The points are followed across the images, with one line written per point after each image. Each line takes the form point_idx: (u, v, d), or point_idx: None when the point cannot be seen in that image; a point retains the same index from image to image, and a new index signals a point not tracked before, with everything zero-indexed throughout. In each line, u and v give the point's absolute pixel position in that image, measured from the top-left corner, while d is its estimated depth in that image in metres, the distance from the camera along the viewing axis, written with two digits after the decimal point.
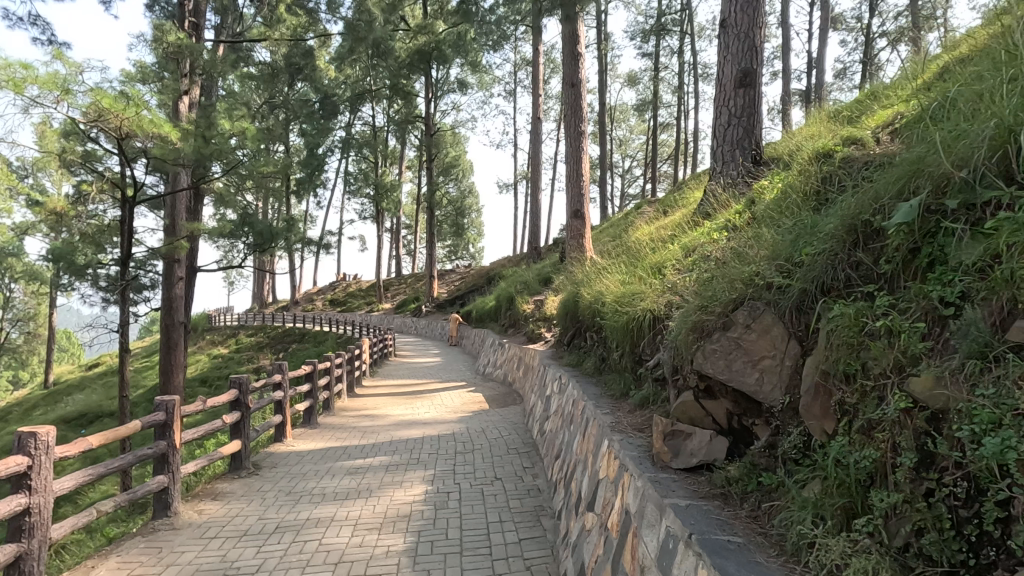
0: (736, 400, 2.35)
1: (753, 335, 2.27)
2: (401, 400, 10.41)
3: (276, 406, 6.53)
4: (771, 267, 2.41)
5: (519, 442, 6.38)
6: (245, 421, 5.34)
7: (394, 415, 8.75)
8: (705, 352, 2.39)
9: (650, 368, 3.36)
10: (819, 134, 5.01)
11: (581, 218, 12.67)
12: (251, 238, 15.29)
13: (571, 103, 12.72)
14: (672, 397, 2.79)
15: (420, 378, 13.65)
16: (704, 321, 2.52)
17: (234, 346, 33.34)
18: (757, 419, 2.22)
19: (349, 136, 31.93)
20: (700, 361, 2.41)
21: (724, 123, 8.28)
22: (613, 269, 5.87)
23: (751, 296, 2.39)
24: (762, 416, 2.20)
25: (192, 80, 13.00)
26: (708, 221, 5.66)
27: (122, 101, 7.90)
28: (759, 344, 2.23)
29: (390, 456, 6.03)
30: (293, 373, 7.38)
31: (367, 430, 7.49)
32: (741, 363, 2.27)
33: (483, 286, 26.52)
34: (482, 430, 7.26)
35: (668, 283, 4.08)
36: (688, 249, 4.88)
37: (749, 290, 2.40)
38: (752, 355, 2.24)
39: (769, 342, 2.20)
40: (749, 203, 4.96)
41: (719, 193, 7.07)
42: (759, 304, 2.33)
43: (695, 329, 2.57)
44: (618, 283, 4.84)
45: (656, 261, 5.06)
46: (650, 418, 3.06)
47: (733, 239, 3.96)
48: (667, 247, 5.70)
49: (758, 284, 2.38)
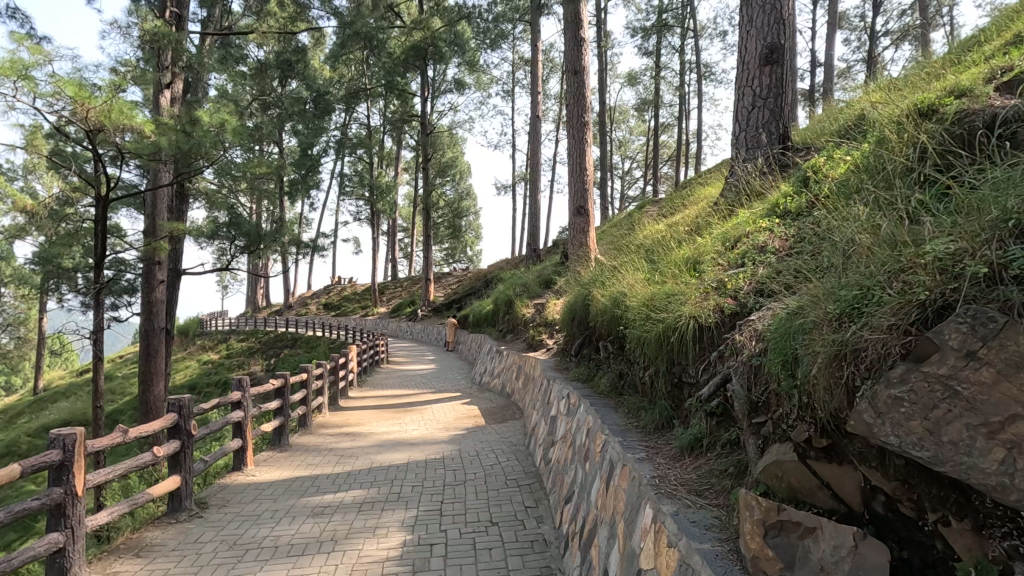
0: (896, 477, 1.51)
1: (985, 375, 1.37)
2: (389, 415, 9.42)
3: (235, 427, 5.57)
4: (990, 249, 1.54)
5: (518, 471, 5.44)
6: (185, 452, 4.40)
7: (379, 433, 7.76)
8: (877, 399, 1.50)
9: (705, 398, 2.46)
10: (882, 101, 4.13)
11: (584, 216, 11.74)
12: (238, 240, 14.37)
13: (573, 93, 11.84)
14: (757, 453, 1.97)
15: (413, 387, 12.73)
16: (866, 343, 1.61)
17: (225, 351, 32.30)
18: (949, 514, 1.39)
19: (343, 136, 31.03)
20: (865, 419, 1.51)
21: (747, 106, 7.41)
22: (630, 266, 4.94)
23: (962, 300, 1.51)
24: (966, 515, 1.36)
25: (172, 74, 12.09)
26: (740, 211, 4.78)
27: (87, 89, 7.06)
28: (996, 392, 1.34)
29: (366, 490, 5.07)
30: (259, 388, 6.40)
31: (345, 453, 6.52)
32: (960, 427, 1.37)
33: (480, 290, 25.60)
34: (478, 452, 6.30)
35: (712, 283, 3.20)
36: (723, 241, 4.00)
37: (955, 289, 1.53)
38: (981, 415, 1.36)
39: (1022, 388, 1.31)
40: (799, 186, 4.08)
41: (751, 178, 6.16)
42: (984, 320, 1.42)
43: (838, 354, 1.68)
44: (642, 281, 3.91)
45: (682, 256, 4.17)
46: (708, 470, 2.23)
47: (805, 227, 3.08)
48: (692, 241, 4.79)
49: (978, 276, 1.51)
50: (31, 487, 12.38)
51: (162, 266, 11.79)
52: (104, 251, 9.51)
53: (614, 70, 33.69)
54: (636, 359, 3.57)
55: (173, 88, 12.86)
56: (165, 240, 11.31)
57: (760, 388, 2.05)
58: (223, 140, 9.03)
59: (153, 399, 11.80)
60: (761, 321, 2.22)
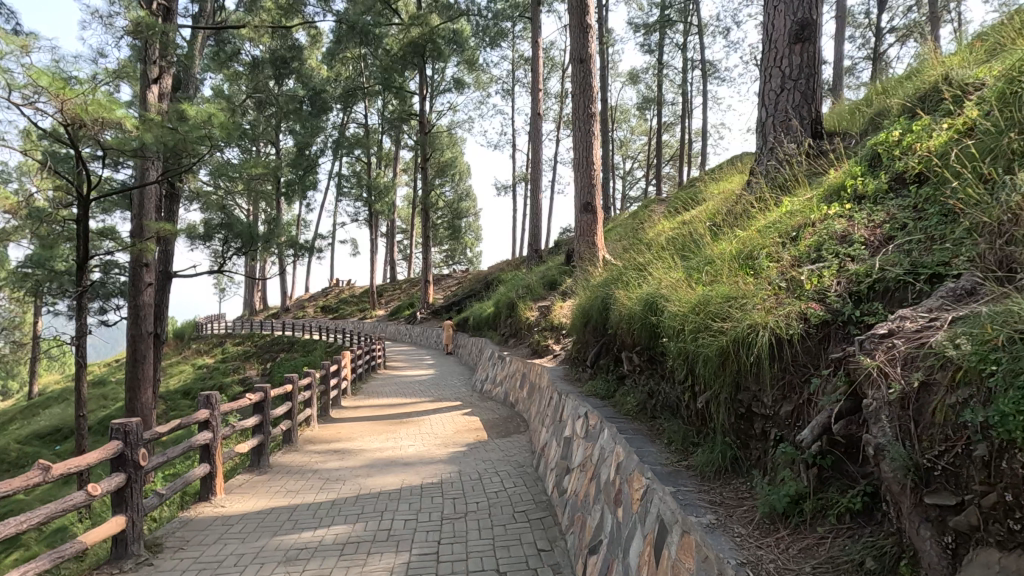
0: None
1: None
2: (382, 428, 8.67)
3: (202, 450, 4.85)
4: None
5: (527, 501, 4.72)
6: (132, 487, 3.70)
7: (370, 451, 7.01)
8: None
9: (812, 447, 1.74)
10: (973, 63, 3.41)
11: (591, 213, 11.01)
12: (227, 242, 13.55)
13: (580, 82, 11.23)
14: (951, 561, 1.25)
15: (411, 395, 12.04)
16: None
17: (221, 355, 31.53)
18: None
19: (340, 136, 30.30)
20: None
21: (775, 89, 6.72)
22: (659, 263, 4.25)
23: None
24: None
25: (157, 65, 11.32)
26: (784, 199, 4.06)
27: (61, 79, 6.49)
28: None
29: (350, 525, 4.35)
30: (235, 403, 5.67)
31: (331, 475, 5.78)
32: None
33: (479, 291, 24.91)
34: (482, 475, 5.57)
35: (780, 282, 2.52)
36: (773, 230, 3.31)
37: None
38: None
39: None
40: (867, 167, 3.38)
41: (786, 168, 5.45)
42: None
43: None
44: (682, 281, 3.22)
45: (725, 251, 3.46)
46: (837, 557, 1.53)
47: (916, 213, 2.40)
48: (732, 233, 4.08)
49: None
50: (20, 497, 11.80)
51: (150, 268, 11.14)
52: (87, 251, 9.20)
53: (616, 68, 33.10)
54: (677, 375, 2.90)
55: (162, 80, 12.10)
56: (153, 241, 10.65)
57: (950, 450, 1.34)
58: (202, 123, 8.06)
59: (141, 407, 11.08)
60: (934, 343, 1.51)
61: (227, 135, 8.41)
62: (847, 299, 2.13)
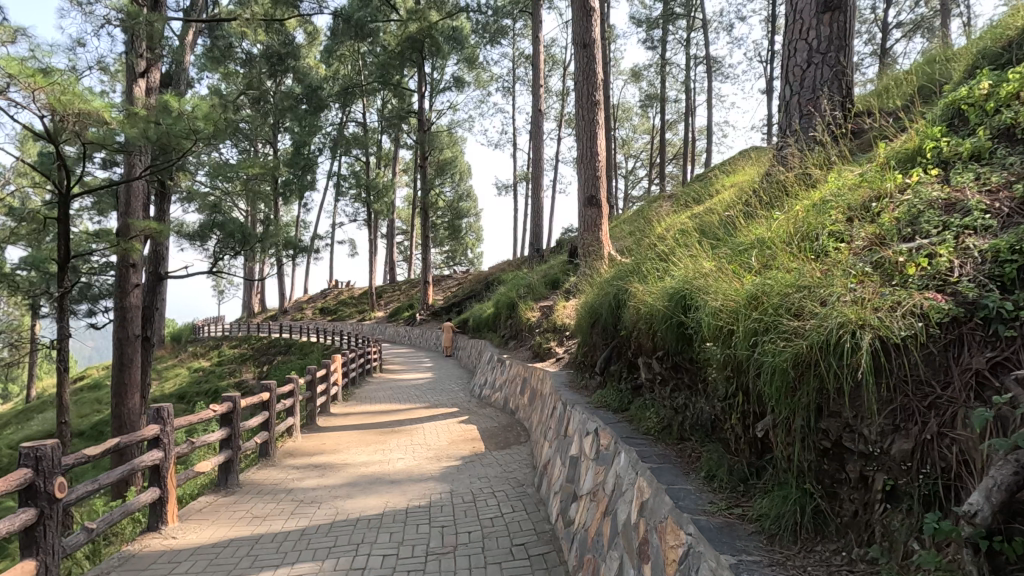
0: None
1: None
2: (372, 438, 8.00)
3: (150, 472, 4.18)
4: None
5: (527, 530, 4.06)
6: (46, 524, 3.05)
7: (355, 466, 6.33)
8: None
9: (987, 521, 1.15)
10: None
11: (595, 207, 10.34)
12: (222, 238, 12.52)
13: (584, 68, 10.53)
14: None
15: (406, 400, 11.37)
16: None
17: (216, 358, 30.89)
18: None
19: (339, 135, 29.70)
20: None
21: (801, 64, 6.04)
22: (682, 253, 3.62)
23: None
24: None
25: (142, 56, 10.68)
26: (829, 173, 3.46)
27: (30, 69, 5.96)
28: None
29: (317, 563, 3.67)
30: (198, 414, 5.00)
31: (306, 496, 5.10)
32: None
33: (480, 292, 24.26)
34: (477, 497, 4.90)
35: (865, 265, 1.90)
36: (828, 203, 2.69)
37: None
38: None
39: None
40: (946, 128, 2.77)
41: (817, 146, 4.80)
42: None
43: None
44: (721, 272, 2.59)
45: (769, 233, 2.84)
46: None
47: None
48: (771, 214, 3.46)
49: None
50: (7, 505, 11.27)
51: (136, 269, 10.50)
52: (68, 250, 8.61)
53: (618, 65, 32.32)
54: (718, 388, 2.26)
55: (151, 76, 11.42)
56: (139, 240, 10.04)
57: None
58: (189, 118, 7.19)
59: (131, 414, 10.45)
60: None
61: (213, 128, 7.34)
62: (987, 287, 1.50)
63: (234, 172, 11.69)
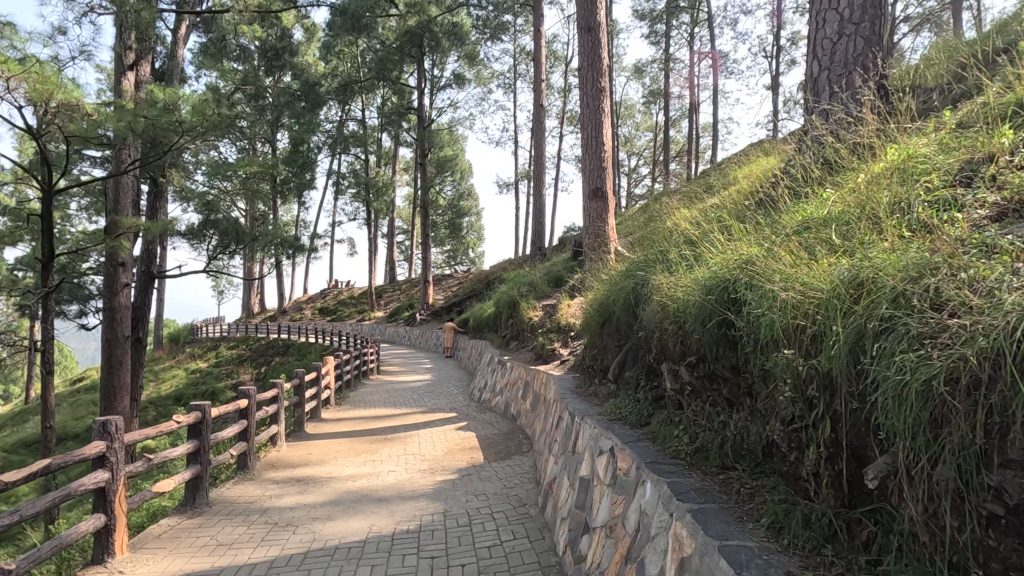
0: None
1: None
2: (364, 446, 7.45)
3: (95, 495, 3.64)
4: None
5: (530, 564, 3.50)
6: None
7: (340, 481, 5.74)
8: None
9: None
10: None
11: (601, 200, 9.78)
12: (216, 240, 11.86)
13: (587, 53, 9.92)
14: None
15: (402, 405, 10.85)
16: None
17: (214, 359, 30.41)
18: None
19: (338, 131, 29.11)
20: None
21: (831, 35, 5.39)
22: (713, 239, 3.08)
23: None
24: None
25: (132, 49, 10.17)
26: (879, 139, 3.00)
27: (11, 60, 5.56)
28: None
29: None
30: (161, 425, 4.42)
31: (282, 517, 4.53)
32: None
33: (481, 292, 23.71)
34: (474, 521, 4.31)
35: (1017, 243, 1.43)
36: (910, 166, 2.23)
37: None
38: None
39: None
40: None
41: (853, 116, 4.21)
42: None
43: None
44: (786, 254, 2.07)
45: (835, 207, 2.35)
46: None
47: None
48: (818, 190, 2.96)
49: None
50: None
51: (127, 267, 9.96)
52: (52, 248, 8.08)
53: (621, 61, 31.75)
54: (782, 408, 1.75)
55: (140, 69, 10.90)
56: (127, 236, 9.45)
57: None
58: (174, 109, 6.67)
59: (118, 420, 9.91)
60: None
61: (203, 122, 6.79)
62: None
63: (232, 171, 11.26)
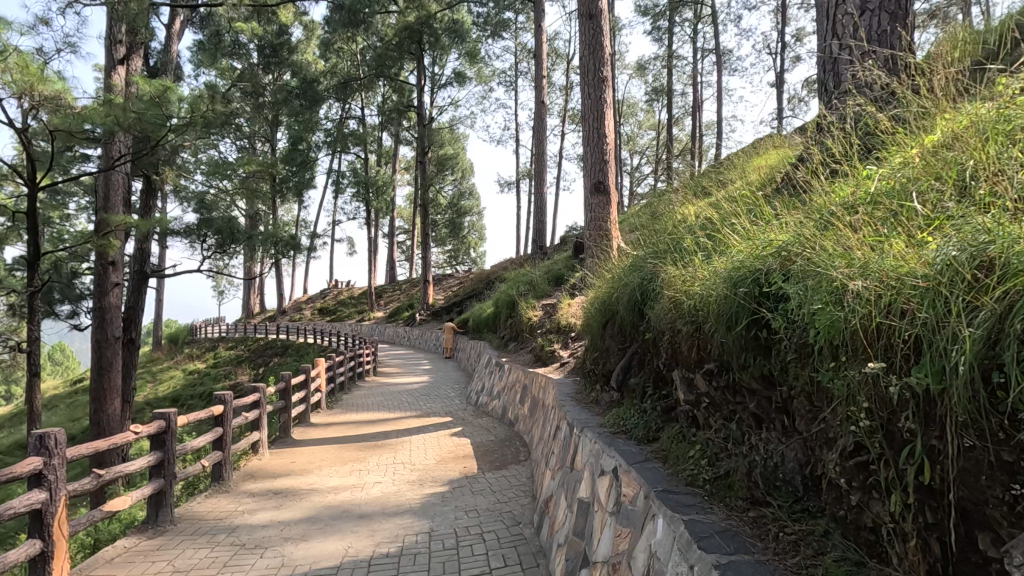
0: None
1: None
2: (351, 454, 7.03)
3: (31, 518, 3.22)
4: None
5: None
6: None
7: (320, 493, 5.30)
8: None
9: None
10: None
11: (603, 195, 9.31)
12: (213, 241, 11.23)
13: (589, 42, 9.46)
14: None
15: (395, 408, 10.43)
16: None
17: (212, 360, 30.04)
18: None
19: (337, 130, 28.67)
20: None
21: (849, 10, 4.83)
22: (735, 224, 2.66)
23: None
24: None
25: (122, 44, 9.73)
26: (921, 107, 2.61)
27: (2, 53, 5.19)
28: None
29: None
30: (117, 438, 4.00)
31: (251, 537, 4.12)
32: None
33: (481, 292, 23.30)
34: (461, 543, 3.88)
35: None
36: (987, 128, 1.83)
37: None
38: None
39: None
40: None
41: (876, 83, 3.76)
42: None
43: None
44: (845, 236, 1.65)
45: (892, 179, 1.97)
46: None
47: None
48: (855, 167, 2.55)
49: None
50: None
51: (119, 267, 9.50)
52: (36, 245, 7.66)
53: (624, 58, 31.30)
54: (848, 437, 1.35)
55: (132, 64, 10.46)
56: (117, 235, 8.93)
57: None
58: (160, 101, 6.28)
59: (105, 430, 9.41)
60: None
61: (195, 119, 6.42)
62: None
63: (231, 170, 10.82)
